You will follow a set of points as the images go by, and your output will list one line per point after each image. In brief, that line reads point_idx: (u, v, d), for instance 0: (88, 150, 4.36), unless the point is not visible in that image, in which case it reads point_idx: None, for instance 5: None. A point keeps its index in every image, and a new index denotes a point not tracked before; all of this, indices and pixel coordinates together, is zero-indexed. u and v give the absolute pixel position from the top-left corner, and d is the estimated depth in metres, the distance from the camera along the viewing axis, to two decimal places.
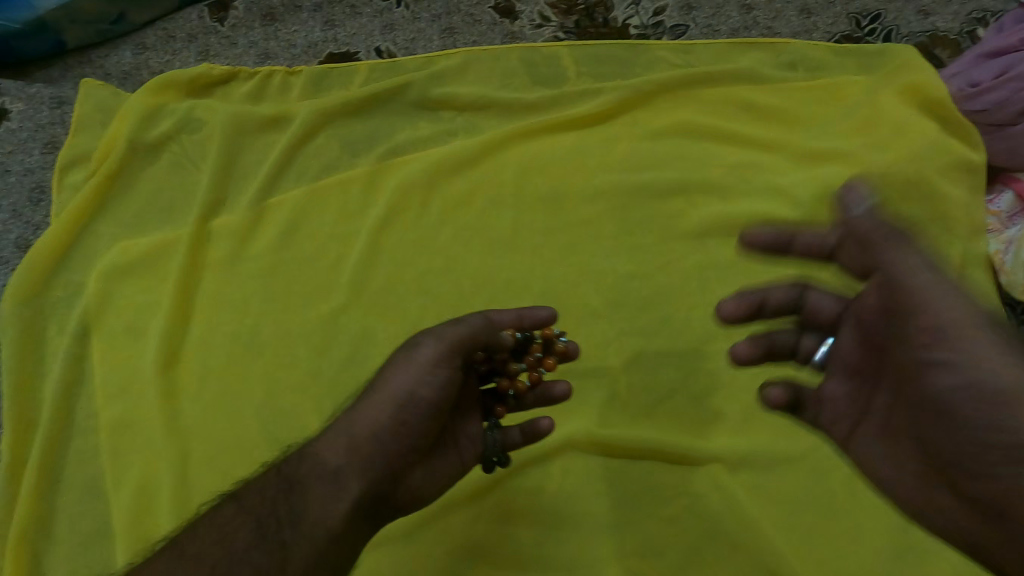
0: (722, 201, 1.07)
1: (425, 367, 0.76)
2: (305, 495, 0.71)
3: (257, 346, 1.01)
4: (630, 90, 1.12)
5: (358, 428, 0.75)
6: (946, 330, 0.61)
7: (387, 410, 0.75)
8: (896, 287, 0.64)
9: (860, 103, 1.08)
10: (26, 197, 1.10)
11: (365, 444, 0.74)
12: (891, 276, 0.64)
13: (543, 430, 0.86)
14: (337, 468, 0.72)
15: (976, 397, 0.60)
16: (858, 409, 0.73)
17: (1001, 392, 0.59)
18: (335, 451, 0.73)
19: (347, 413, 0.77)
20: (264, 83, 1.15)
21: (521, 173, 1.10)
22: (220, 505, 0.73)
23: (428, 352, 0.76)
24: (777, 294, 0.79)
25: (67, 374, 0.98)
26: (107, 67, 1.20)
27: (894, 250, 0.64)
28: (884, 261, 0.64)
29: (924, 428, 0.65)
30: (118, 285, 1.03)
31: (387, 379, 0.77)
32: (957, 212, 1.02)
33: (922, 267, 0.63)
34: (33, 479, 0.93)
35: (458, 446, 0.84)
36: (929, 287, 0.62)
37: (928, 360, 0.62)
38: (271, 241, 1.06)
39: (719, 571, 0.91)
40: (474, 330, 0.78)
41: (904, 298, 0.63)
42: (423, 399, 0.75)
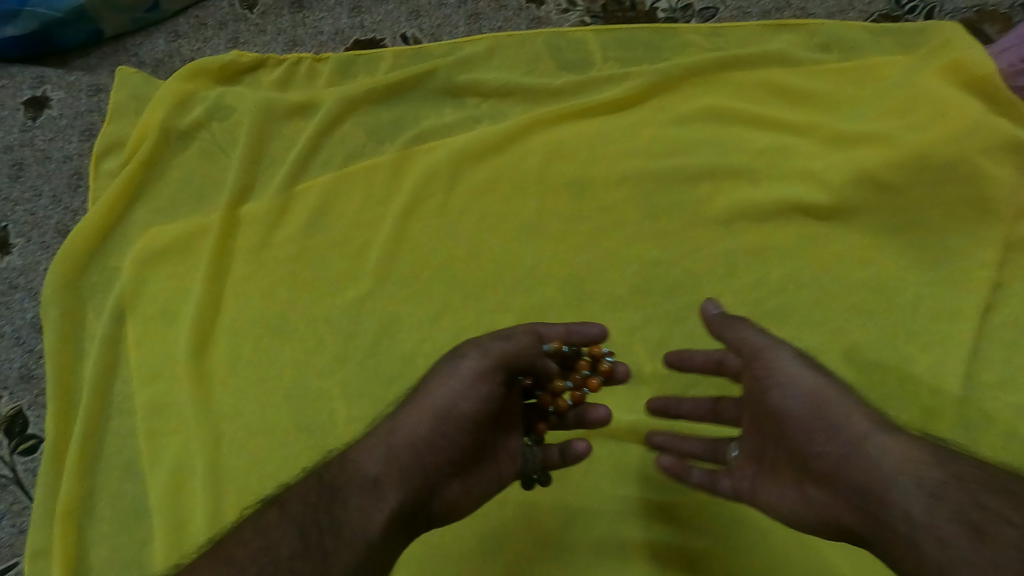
0: (752, 186, 1.05)
1: (467, 381, 0.78)
2: (345, 503, 0.73)
3: (286, 329, 1.03)
4: (658, 74, 1.10)
5: (397, 437, 0.77)
6: (779, 365, 0.76)
7: (427, 422, 0.77)
8: (739, 348, 0.79)
9: (898, 85, 1.05)
10: (65, 183, 1.13)
11: (404, 454, 0.76)
12: (734, 343, 0.80)
13: (579, 453, 0.83)
14: (377, 476, 0.74)
15: (814, 406, 0.73)
16: (755, 465, 0.81)
17: (823, 396, 0.73)
18: (375, 459, 0.75)
19: (389, 421, 0.79)
20: (292, 71, 1.16)
21: (547, 159, 1.09)
22: (263, 510, 0.75)
23: (471, 366, 0.78)
24: (694, 407, 0.89)
25: (104, 356, 1.01)
26: (141, 55, 1.22)
27: (733, 324, 0.80)
28: (727, 337, 0.80)
29: (795, 454, 0.74)
30: (153, 270, 1.05)
31: (428, 391, 0.79)
32: (999, 195, 0.98)
33: (756, 335, 0.79)
34: (72, 457, 0.96)
35: (497, 460, 0.84)
36: (766, 344, 0.78)
37: (774, 389, 0.75)
38: (299, 227, 1.07)
39: (747, 557, 0.90)
40: (520, 347, 0.80)
41: (749, 356, 0.78)
42: (464, 413, 0.77)
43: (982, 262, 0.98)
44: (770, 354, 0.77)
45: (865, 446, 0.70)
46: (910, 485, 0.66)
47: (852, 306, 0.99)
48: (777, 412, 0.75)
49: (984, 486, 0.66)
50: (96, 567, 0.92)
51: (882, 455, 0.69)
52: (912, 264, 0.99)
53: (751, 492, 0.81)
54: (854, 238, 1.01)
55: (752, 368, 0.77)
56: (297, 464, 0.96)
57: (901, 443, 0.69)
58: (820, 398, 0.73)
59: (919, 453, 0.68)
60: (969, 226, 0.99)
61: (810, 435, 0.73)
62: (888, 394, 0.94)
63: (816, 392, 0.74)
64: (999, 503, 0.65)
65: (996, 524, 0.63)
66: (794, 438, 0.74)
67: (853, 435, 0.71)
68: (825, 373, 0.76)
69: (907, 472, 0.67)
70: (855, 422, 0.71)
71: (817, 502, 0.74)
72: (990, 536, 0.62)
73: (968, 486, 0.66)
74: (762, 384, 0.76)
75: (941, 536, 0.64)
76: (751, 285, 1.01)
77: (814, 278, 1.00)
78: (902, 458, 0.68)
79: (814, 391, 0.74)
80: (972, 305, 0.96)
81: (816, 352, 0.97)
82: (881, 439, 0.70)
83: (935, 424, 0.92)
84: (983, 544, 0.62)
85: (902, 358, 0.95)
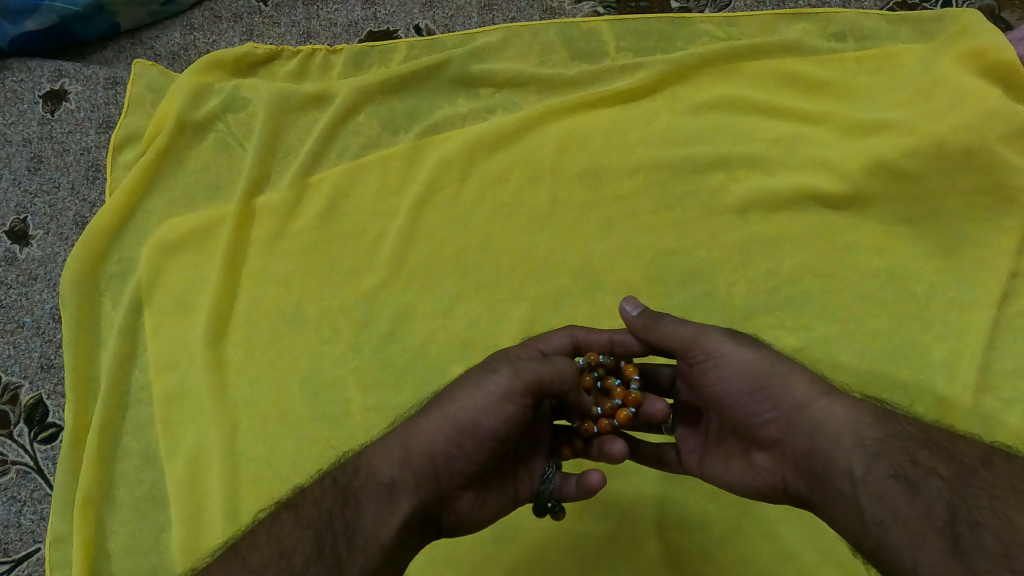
0: (766, 175, 1.05)
1: (494, 399, 0.77)
2: (360, 506, 0.73)
3: (302, 320, 1.03)
4: (672, 64, 1.10)
5: (416, 442, 0.77)
6: (715, 348, 0.79)
7: (445, 430, 0.77)
8: (674, 338, 0.82)
9: (915, 73, 1.04)
10: (83, 175, 1.13)
11: (420, 461, 0.76)
12: (667, 336, 0.82)
13: (591, 485, 0.80)
14: (392, 481, 0.74)
15: (754, 380, 0.76)
16: (701, 439, 0.85)
17: (763, 370, 0.77)
18: (390, 462, 0.76)
19: (408, 425, 0.80)
20: (305, 62, 1.16)
21: (561, 149, 1.09)
22: (276, 515, 0.74)
23: (500, 384, 0.77)
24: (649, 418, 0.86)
25: (123, 346, 1.01)
26: (157, 48, 1.23)
27: (661, 320, 0.83)
28: (659, 332, 0.83)
29: (743, 426, 0.78)
30: (170, 260, 1.06)
31: (452, 401, 0.79)
32: (1018, 182, 0.97)
33: (680, 328, 0.82)
34: (93, 447, 0.96)
35: (516, 476, 0.84)
36: (699, 333, 0.81)
37: (712, 371, 0.79)
38: (313, 218, 1.08)
39: (760, 543, 0.91)
40: (555, 372, 0.78)
41: (683, 345, 0.81)
42: (485, 429, 0.76)
43: (999, 251, 0.97)
44: (704, 340, 0.80)
45: (805, 412, 0.73)
46: (848, 444, 0.68)
47: (867, 295, 0.98)
48: (721, 390, 0.78)
49: (919, 444, 0.68)
50: (116, 554, 0.93)
51: (823, 418, 0.71)
52: (929, 253, 0.99)
53: (699, 465, 0.85)
54: (869, 227, 1.01)
55: (689, 357, 0.81)
56: (314, 452, 0.97)
57: (841, 406, 0.72)
58: (759, 373, 0.76)
59: (858, 414, 0.71)
60: (987, 214, 0.98)
61: (752, 406, 0.76)
62: (904, 381, 0.94)
63: (756, 367, 0.77)
64: (934, 459, 0.66)
65: (928, 478, 0.65)
66: (737, 413, 0.78)
67: (794, 402, 0.74)
68: (765, 349, 0.79)
69: (846, 432, 0.69)
70: (796, 390, 0.75)
71: (763, 469, 0.78)
72: (922, 489, 0.64)
73: (903, 443, 0.68)
74: (700, 368, 0.80)
75: (879, 491, 0.65)
76: (766, 274, 1.01)
77: (829, 267, 1.00)
78: (839, 420, 0.71)
79: (752, 367, 0.77)
80: (988, 292, 0.96)
81: (831, 340, 0.97)
82: (820, 403, 0.73)
83: (952, 412, 0.92)
84: (915, 498, 0.63)
85: (916, 346, 0.96)
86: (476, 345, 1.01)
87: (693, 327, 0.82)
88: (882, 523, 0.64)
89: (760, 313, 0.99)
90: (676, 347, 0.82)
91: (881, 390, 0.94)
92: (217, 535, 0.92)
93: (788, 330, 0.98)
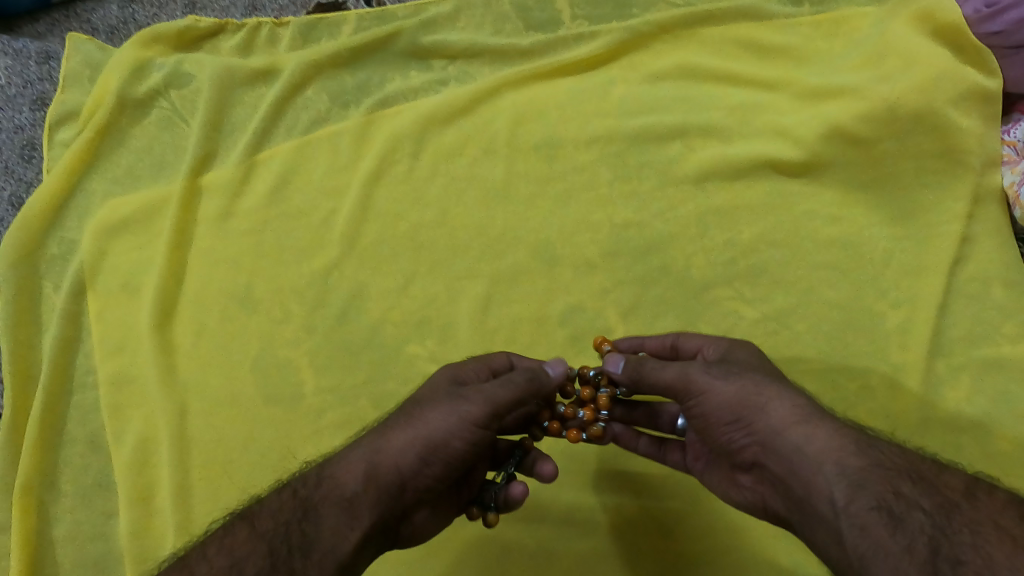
0: (723, 144, 1.03)
1: (465, 423, 0.73)
2: (319, 521, 0.70)
3: (252, 301, 1.01)
4: (626, 31, 1.08)
5: (382, 458, 0.72)
6: (697, 386, 0.73)
7: (414, 449, 0.72)
8: (659, 383, 0.76)
9: (869, 37, 1.03)
10: (17, 155, 1.10)
11: (385, 478, 0.71)
12: (652, 382, 0.76)
13: (513, 496, 0.78)
14: (353, 496, 0.71)
15: (733, 411, 0.71)
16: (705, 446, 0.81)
17: (742, 400, 0.71)
18: (354, 476, 0.72)
19: (376, 435, 0.75)
20: (251, 36, 1.13)
21: (515, 121, 1.07)
22: (230, 526, 0.71)
23: (471, 411, 0.73)
24: (624, 431, 0.86)
25: (64, 331, 0.99)
26: (94, 22, 1.20)
27: (644, 365, 0.77)
28: (647, 382, 0.77)
29: (725, 450, 0.74)
30: (112, 242, 1.03)
31: (422, 418, 0.74)
32: (968, 145, 0.97)
33: (665, 371, 0.75)
34: (36, 433, 0.94)
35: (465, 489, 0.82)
36: (681, 373, 0.74)
37: (694, 407, 0.74)
38: (262, 197, 1.05)
39: (721, 528, 0.89)
40: (521, 392, 0.75)
41: (669, 388, 0.75)
42: (454, 452, 0.73)
43: (951, 216, 0.97)
44: (686, 378, 0.74)
45: (783, 439, 0.68)
46: (830, 472, 0.64)
47: (824, 264, 0.98)
48: (704, 422, 0.74)
49: (903, 475, 0.65)
50: (60, 543, 0.91)
51: (802, 445, 0.67)
52: (883, 220, 0.98)
53: (700, 473, 0.82)
54: (825, 195, 1.00)
55: (677, 397, 0.75)
56: (264, 434, 0.95)
57: (823, 432, 0.67)
58: (739, 404, 0.71)
59: (841, 440, 0.66)
60: (939, 179, 0.98)
61: (732, 434, 0.72)
62: (860, 351, 0.94)
63: (735, 398, 0.71)
64: (917, 491, 0.64)
65: (911, 511, 0.62)
66: (719, 441, 0.74)
67: (771, 429, 0.69)
68: (745, 375, 0.73)
69: (828, 460, 0.65)
70: (774, 416, 0.69)
71: (748, 488, 0.75)
72: (905, 523, 0.61)
73: (886, 473, 0.64)
74: (686, 405, 0.74)
75: (862, 523, 0.61)
76: (723, 245, 0.99)
77: (785, 237, 0.99)
78: (820, 446, 0.66)
79: (731, 399, 0.71)
80: (941, 258, 0.95)
81: (787, 310, 0.96)
82: (799, 430, 0.68)
83: (907, 378, 0.91)
84: (898, 532, 0.60)
85: (872, 314, 0.95)
86: (431, 323, 0.99)
87: (674, 369, 0.75)
88: (863, 557, 0.61)
89: (717, 283, 0.98)
90: (661, 386, 0.76)
91: (838, 359, 0.93)
92: (166, 521, 0.90)
93: (745, 300, 0.97)
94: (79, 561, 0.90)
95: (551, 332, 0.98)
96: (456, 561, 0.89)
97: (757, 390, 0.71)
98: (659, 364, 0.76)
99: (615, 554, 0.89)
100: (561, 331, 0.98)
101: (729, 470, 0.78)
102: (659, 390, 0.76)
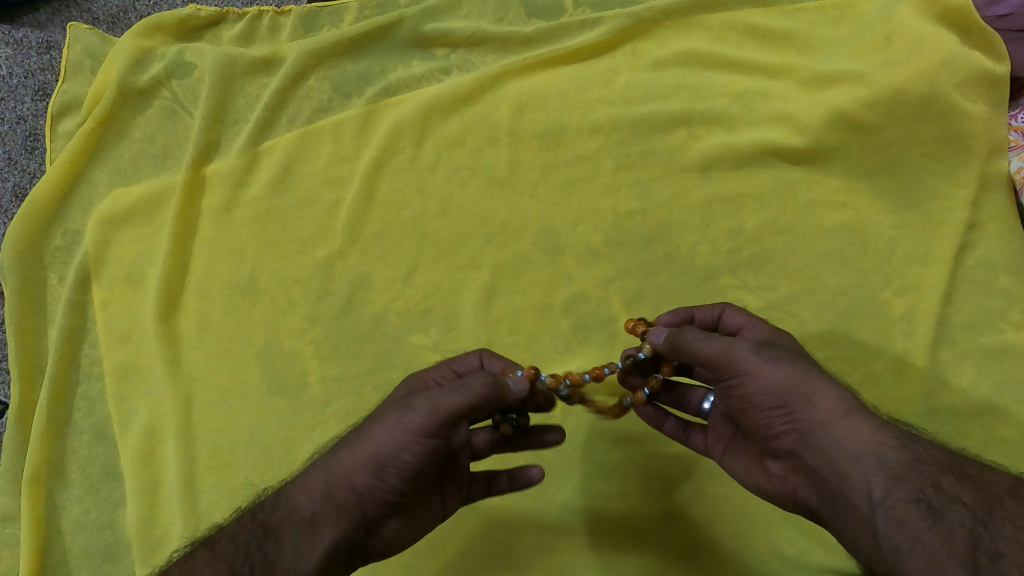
0: (728, 131, 1.03)
1: (411, 434, 0.71)
2: (279, 541, 0.70)
3: (256, 292, 1.01)
4: (630, 17, 1.07)
5: (336, 477, 0.73)
6: (742, 365, 0.70)
7: (365, 467, 0.73)
8: (699, 355, 0.72)
9: (875, 22, 1.02)
10: (20, 145, 1.10)
11: (341, 496, 0.72)
12: (692, 353, 0.73)
13: (531, 479, 0.82)
14: (313, 516, 0.71)
15: (777, 397, 0.69)
16: (732, 430, 0.80)
17: (789, 387, 0.69)
18: (312, 496, 0.72)
19: (331, 454, 0.76)
20: (253, 26, 1.13)
21: (517, 108, 1.06)
22: (191, 553, 0.69)
23: (417, 422, 0.71)
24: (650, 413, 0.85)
25: (70, 321, 0.99)
26: (95, 12, 1.21)
27: (683, 336, 0.73)
28: (685, 353, 0.73)
29: (759, 435, 0.73)
30: (115, 233, 1.03)
31: (370, 436, 0.73)
32: (974, 131, 0.97)
33: (708, 344, 0.72)
34: (44, 422, 0.94)
35: (442, 493, 0.81)
36: (725, 348, 0.71)
37: (736, 387, 0.71)
38: (265, 186, 1.04)
39: (726, 517, 0.89)
40: (472, 399, 0.71)
41: (709, 361, 0.71)
42: (406, 464, 0.72)
43: (956, 203, 0.96)
44: (730, 355, 0.70)
45: (827, 430, 0.67)
46: (869, 465, 0.64)
47: (829, 252, 0.97)
48: (743, 404, 0.71)
49: (945, 470, 0.65)
50: (68, 531, 0.92)
51: (843, 438, 0.66)
52: (889, 208, 0.98)
53: (723, 456, 0.80)
54: (831, 182, 0.99)
55: (717, 373, 0.72)
56: (270, 424, 0.95)
57: (865, 426, 0.66)
58: (784, 389, 0.69)
59: (882, 435, 0.66)
60: (945, 165, 0.98)
61: (771, 420, 0.70)
62: (865, 339, 0.93)
63: (781, 383, 0.69)
64: (958, 485, 0.64)
65: (951, 505, 0.62)
66: (754, 424, 0.72)
67: (815, 420, 0.68)
68: (791, 360, 0.71)
69: (869, 453, 0.65)
70: (819, 407, 0.68)
71: (777, 476, 0.74)
72: (944, 516, 0.61)
73: (928, 468, 0.64)
74: (725, 383, 0.72)
75: (899, 516, 0.62)
76: (727, 233, 0.99)
77: (789, 224, 0.98)
78: (862, 439, 0.65)
79: (777, 384, 0.69)
80: (947, 245, 0.95)
81: (792, 298, 0.96)
82: (843, 422, 0.67)
83: (913, 366, 0.91)
84: (937, 524, 0.60)
85: (878, 301, 0.95)
86: (435, 313, 0.99)
87: (719, 344, 0.71)
88: (898, 549, 0.61)
89: (721, 272, 0.98)
90: (703, 359, 0.72)
91: (843, 348, 0.93)
92: (172, 510, 0.91)
93: (749, 289, 0.97)
94: (89, 549, 0.91)
95: (555, 321, 0.98)
96: (461, 550, 0.90)
97: (803, 376, 0.69)
98: (703, 336, 0.72)
99: (621, 543, 0.89)
100: (565, 320, 0.98)
101: (758, 455, 0.77)
102: (700, 363, 0.73)
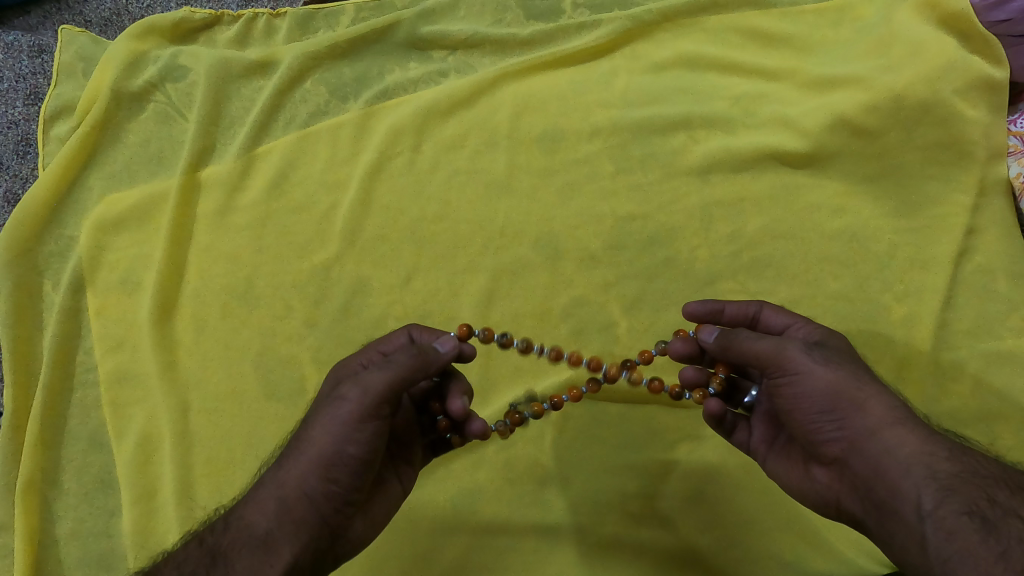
0: (728, 135, 1.02)
1: (350, 424, 0.70)
2: (230, 565, 0.66)
3: (254, 297, 1.00)
4: (628, 20, 1.06)
5: (286, 490, 0.70)
6: (793, 363, 0.70)
7: (312, 471, 0.69)
8: (751, 353, 0.73)
9: (875, 25, 1.02)
10: (12, 150, 1.09)
11: (295, 507, 0.69)
12: (742, 351, 0.74)
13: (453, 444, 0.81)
14: (268, 533, 0.68)
15: (828, 401, 0.69)
16: (776, 435, 0.79)
17: (840, 391, 0.69)
18: (267, 513, 0.69)
19: (276, 469, 0.72)
20: (248, 27, 1.11)
21: (516, 112, 1.05)
22: None
23: (351, 409, 0.70)
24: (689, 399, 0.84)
25: (63, 328, 0.98)
26: (87, 14, 1.20)
27: (735, 334, 0.75)
28: (736, 351, 0.74)
29: (805, 439, 0.72)
30: (109, 238, 1.02)
31: (310, 438, 0.71)
32: (974, 137, 0.97)
33: (759, 341, 0.73)
34: (38, 430, 0.93)
35: (398, 474, 0.79)
36: (775, 346, 0.72)
37: (783, 387, 0.71)
38: (261, 191, 1.03)
39: (727, 525, 0.89)
40: (403, 371, 0.71)
41: (760, 359, 0.72)
42: (353, 458, 0.70)
43: (956, 207, 0.96)
44: (781, 353, 0.71)
45: (876, 439, 0.67)
46: (918, 475, 0.63)
47: (829, 256, 0.97)
48: (790, 405, 0.71)
49: (999, 483, 0.63)
50: (63, 540, 0.91)
51: (893, 447, 0.66)
52: (889, 212, 0.98)
53: (763, 459, 0.80)
54: (831, 187, 0.99)
55: (766, 372, 0.73)
56: (267, 432, 0.94)
57: (915, 436, 0.66)
58: (835, 393, 0.68)
59: (933, 446, 0.65)
60: (945, 171, 0.97)
61: (820, 425, 0.70)
62: (864, 345, 0.93)
63: (832, 386, 0.69)
64: (1014, 499, 0.62)
65: (1007, 518, 0.60)
66: (799, 426, 0.72)
67: (864, 428, 0.67)
68: (843, 365, 0.71)
69: (918, 463, 0.64)
70: (870, 415, 0.68)
71: (821, 483, 0.73)
72: (999, 529, 0.59)
73: (981, 480, 0.63)
74: (774, 381, 0.72)
75: (949, 528, 0.60)
76: (727, 238, 0.99)
77: (789, 229, 0.98)
78: (911, 449, 0.65)
79: (828, 387, 0.69)
80: (947, 251, 0.95)
81: (792, 303, 0.96)
82: (893, 431, 0.66)
83: (912, 372, 0.91)
84: (992, 538, 0.59)
85: (878, 306, 0.94)
86: (433, 318, 0.98)
87: (769, 345, 0.72)
88: (947, 561, 0.60)
89: (722, 277, 0.97)
90: (756, 358, 0.73)
91: None
92: (169, 518, 0.90)
93: (749, 294, 0.96)
94: (84, 558, 0.90)
95: (555, 326, 0.97)
96: (461, 558, 0.89)
97: (851, 380, 0.69)
98: (752, 335, 0.74)
99: (622, 552, 0.89)
100: (564, 325, 0.97)
101: (801, 460, 0.76)
102: (752, 363, 0.73)
